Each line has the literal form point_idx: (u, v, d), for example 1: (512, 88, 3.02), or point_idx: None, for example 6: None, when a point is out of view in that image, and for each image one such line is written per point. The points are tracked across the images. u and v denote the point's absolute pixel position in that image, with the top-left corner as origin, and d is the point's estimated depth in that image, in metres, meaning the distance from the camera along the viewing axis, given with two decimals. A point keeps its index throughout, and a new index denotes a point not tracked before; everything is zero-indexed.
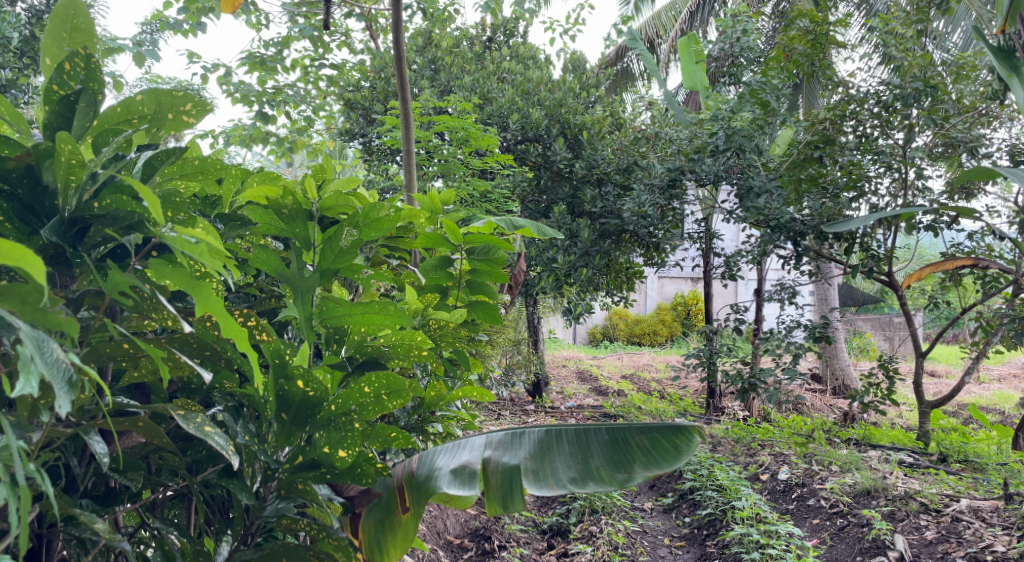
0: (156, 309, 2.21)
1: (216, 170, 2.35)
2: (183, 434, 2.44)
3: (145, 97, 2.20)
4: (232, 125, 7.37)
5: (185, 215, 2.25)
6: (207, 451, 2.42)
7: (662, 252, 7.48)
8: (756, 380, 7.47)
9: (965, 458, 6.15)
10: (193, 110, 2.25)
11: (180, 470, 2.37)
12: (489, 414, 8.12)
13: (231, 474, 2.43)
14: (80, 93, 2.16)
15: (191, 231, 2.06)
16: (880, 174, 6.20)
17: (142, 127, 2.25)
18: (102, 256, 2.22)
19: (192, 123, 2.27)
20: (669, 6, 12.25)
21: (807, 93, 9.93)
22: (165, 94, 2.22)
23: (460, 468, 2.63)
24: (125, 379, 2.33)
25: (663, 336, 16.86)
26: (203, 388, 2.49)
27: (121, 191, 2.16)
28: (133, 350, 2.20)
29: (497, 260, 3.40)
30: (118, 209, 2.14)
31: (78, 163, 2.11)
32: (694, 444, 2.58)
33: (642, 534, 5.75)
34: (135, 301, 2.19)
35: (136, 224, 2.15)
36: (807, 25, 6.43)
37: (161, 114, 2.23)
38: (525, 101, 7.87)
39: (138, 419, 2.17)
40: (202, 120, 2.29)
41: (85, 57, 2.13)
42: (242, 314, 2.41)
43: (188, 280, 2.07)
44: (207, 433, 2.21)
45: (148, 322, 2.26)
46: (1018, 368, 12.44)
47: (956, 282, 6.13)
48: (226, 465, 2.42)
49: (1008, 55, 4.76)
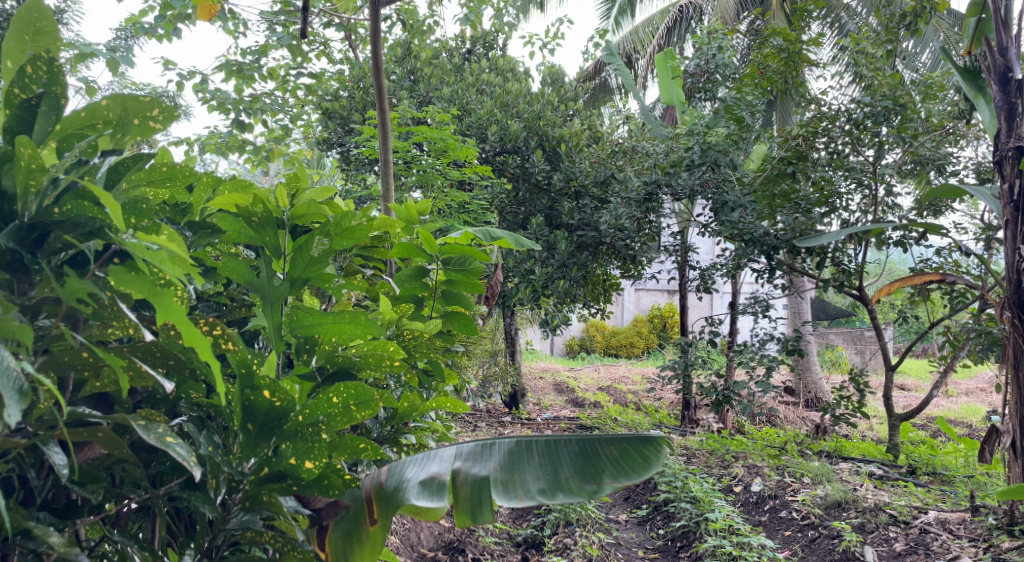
0: (116, 317, 2.21)
1: (184, 177, 2.38)
2: (146, 446, 2.45)
3: (110, 102, 2.22)
4: (208, 133, 7.31)
5: (150, 222, 2.24)
6: (170, 462, 2.43)
7: (639, 264, 7.54)
8: (730, 392, 7.51)
9: (933, 470, 6.23)
10: (159, 116, 2.27)
11: (142, 482, 2.37)
12: (465, 426, 8.11)
13: (194, 485, 2.44)
14: (41, 97, 2.17)
15: (152, 238, 2.11)
16: (851, 191, 6.40)
17: (107, 132, 2.27)
18: (62, 263, 2.21)
19: (159, 128, 2.28)
20: (647, 21, 12.39)
21: (781, 109, 10.09)
22: (132, 99, 2.24)
23: (429, 479, 2.64)
24: (86, 390, 2.32)
25: (639, 348, 16.94)
26: (168, 398, 2.50)
27: (82, 198, 2.18)
28: (92, 358, 2.19)
29: (474, 270, 3.42)
30: (80, 215, 2.17)
31: (38, 168, 2.11)
32: (662, 455, 2.60)
33: (616, 546, 5.78)
34: (94, 309, 2.19)
35: (96, 231, 2.18)
36: (780, 43, 6.52)
37: (127, 119, 2.26)
38: (504, 113, 7.91)
39: (98, 430, 2.18)
40: (170, 127, 2.30)
41: (48, 61, 2.16)
42: (207, 323, 2.43)
43: (150, 288, 2.11)
44: (168, 444, 2.22)
45: (109, 331, 2.26)
46: (985, 382, 12.63)
47: (924, 297, 6.22)
48: (189, 477, 2.43)
49: (975, 76, 4.82)
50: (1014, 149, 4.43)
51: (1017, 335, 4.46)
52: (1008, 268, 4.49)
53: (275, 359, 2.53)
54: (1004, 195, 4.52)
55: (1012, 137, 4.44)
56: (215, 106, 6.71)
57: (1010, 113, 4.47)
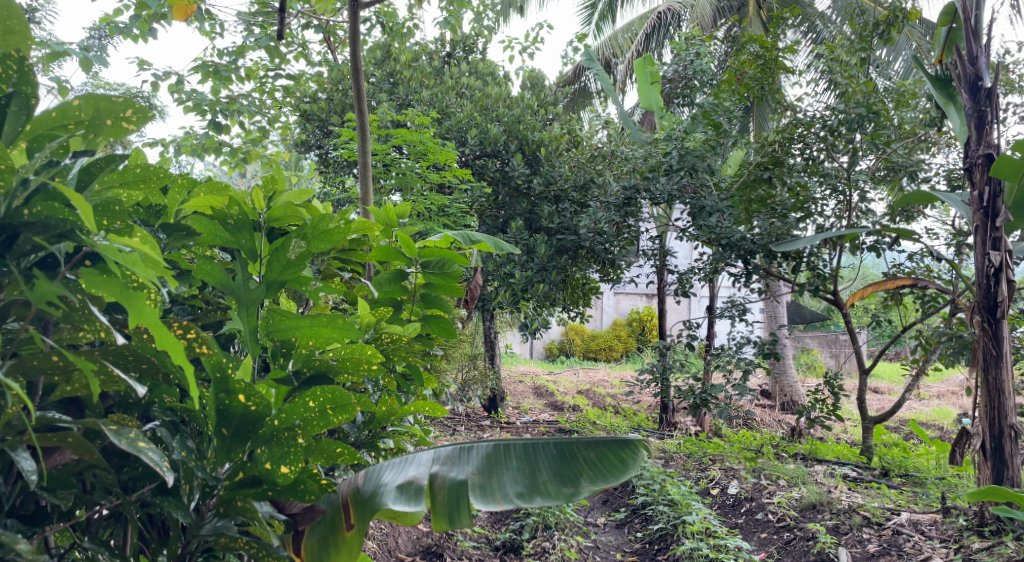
0: (87, 321, 2.24)
1: (157, 178, 2.42)
2: (118, 451, 2.47)
3: (82, 102, 2.26)
4: (183, 134, 7.26)
5: (122, 224, 2.29)
6: (143, 468, 2.44)
7: (618, 268, 7.60)
8: (707, 395, 7.56)
9: (906, 472, 6.32)
10: (133, 117, 2.30)
11: (114, 488, 2.38)
12: (444, 430, 8.10)
13: (167, 491, 2.45)
14: (12, 96, 2.20)
15: (124, 241, 2.13)
16: (826, 196, 6.40)
17: (79, 132, 2.30)
18: (31, 265, 2.23)
19: (132, 129, 2.31)
20: (625, 27, 12.46)
21: (758, 116, 10.17)
22: (104, 99, 2.26)
23: (407, 484, 2.67)
24: (56, 394, 2.33)
25: (618, 351, 16.99)
26: (141, 403, 2.52)
27: (53, 199, 2.20)
28: (63, 363, 2.24)
29: (452, 274, 3.43)
30: (50, 217, 2.19)
31: (8, 169, 2.15)
32: (639, 457, 2.63)
33: (594, 549, 5.81)
34: (64, 311, 2.22)
35: (67, 233, 2.20)
36: (757, 50, 6.62)
37: (99, 120, 2.28)
38: (483, 117, 7.93)
39: (68, 435, 2.21)
40: (143, 128, 2.33)
41: (18, 61, 2.18)
42: (181, 326, 2.42)
43: (121, 291, 2.14)
44: (141, 449, 2.24)
45: (81, 335, 2.28)
46: (956, 386, 12.80)
47: (897, 301, 6.31)
48: (161, 482, 2.44)
49: (945, 84, 4.91)
50: (984, 156, 4.52)
51: (986, 339, 4.54)
52: (977, 273, 4.57)
53: (250, 363, 2.55)
54: (974, 201, 4.60)
55: (981, 145, 4.53)
56: (191, 107, 6.68)
57: (980, 121, 4.55)
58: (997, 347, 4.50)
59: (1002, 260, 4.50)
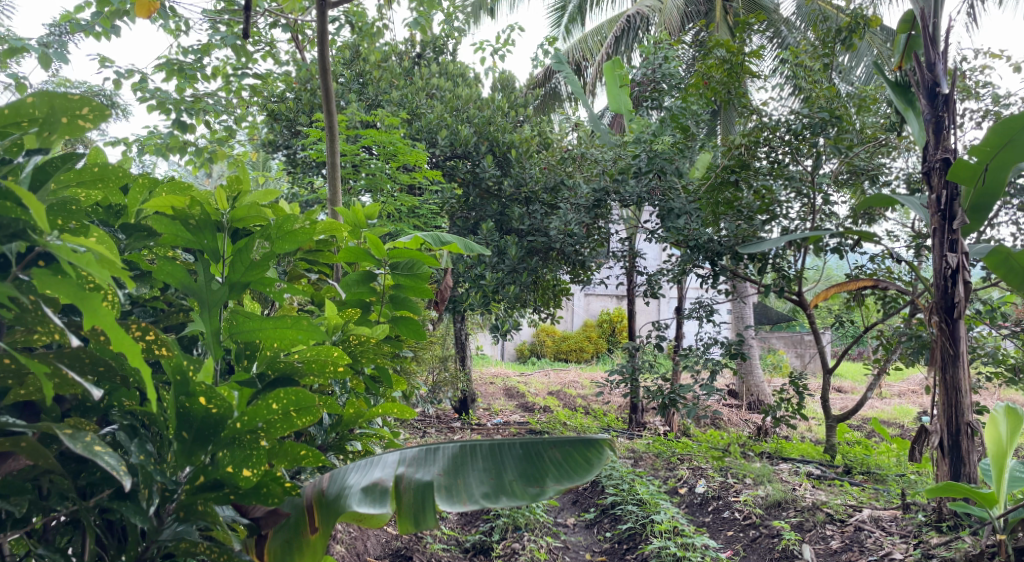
0: (40, 322, 2.38)
1: (115, 177, 2.55)
2: (75, 457, 2.56)
3: (37, 100, 2.36)
4: (147, 133, 7.20)
5: (77, 223, 2.48)
6: (100, 473, 2.56)
7: (588, 269, 7.66)
8: (676, 395, 7.63)
9: (867, 470, 6.46)
10: (89, 115, 2.42)
11: (70, 493, 2.48)
12: (414, 432, 8.07)
13: (124, 496, 2.54)
14: None
15: (77, 240, 2.27)
16: (790, 200, 6.56)
17: (32, 130, 2.41)
18: None
19: (88, 127, 2.43)
20: (595, 30, 12.51)
21: (725, 120, 10.30)
22: (59, 98, 2.38)
23: (372, 485, 2.73)
24: (10, 398, 2.45)
25: (589, 352, 17.09)
26: (99, 406, 2.62)
27: (6, 198, 2.32)
28: (17, 365, 2.39)
29: (421, 275, 3.46)
30: (3, 216, 2.31)
31: None
32: (604, 457, 2.68)
33: (564, 550, 5.87)
34: (18, 313, 2.36)
35: (19, 233, 2.33)
36: (723, 55, 6.66)
37: (54, 117, 2.40)
38: (454, 118, 7.95)
39: (22, 440, 2.33)
40: (99, 126, 2.45)
41: None
42: (140, 328, 2.56)
43: (75, 290, 2.28)
44: (98, 453, 2.36)
45: (35, 336, 2.43)
46: (917, 385, 13.03)
47: (859, 302, 6.45)
48: (119, 487, 2.55)
49: (904, 90, 5.04)
50: (942, 161, 4.64)
51: (944, 339, 4.64)
52: (936, 274, 4.67)
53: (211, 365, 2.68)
54: (932, 205, 4.71)
55: (939, 150, 4.65)
56: (155, 105, 6.63)
57: (937, 126, 4.68)
58: (954, 346, 4.61)
59: (960, 262, 4.60)
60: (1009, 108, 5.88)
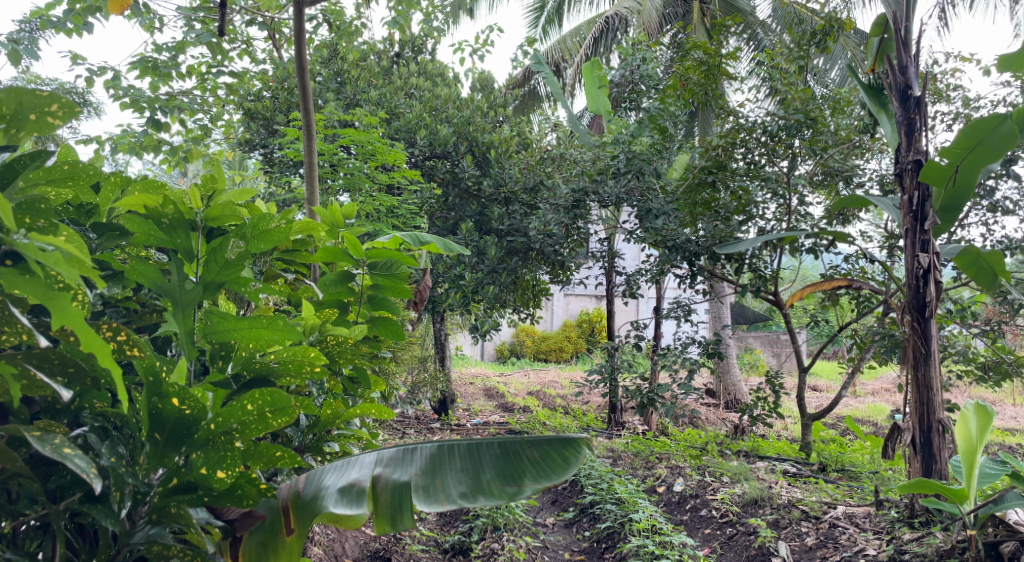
0: (8, 322, 2.44)
1: (85, 175, 2.59)
2: (45, 460, 2.59)
3: (6, 96, 2.39)
4: (121, 131, 7.15)
5: (46, 222, 2.46)
6: (70, 476, 2.56)
7: (568, 269, 7.69)
8: (654, 394, 7.66)
9: (842, 467, 6.54)
10: (58, 111, 2.45)
11: (40, 497, 2.50)
12: (394, 432, 8.04)
13: (95, 499, 2.55)
14: None
15: (45, 240, 2.27)
16: (766, 200, 6.63)
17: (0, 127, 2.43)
18: None
19: (58, 124, 2.46)
20: (574, 31, 12.52)
21: (703, 120, 10.36)
22: (27, 95, 2.41)
23: (349, 486, 2.75)
24: None
25: (569, 352, 17.16)
26: (70, 409, 2.64)
27: None
28: None
29: (400, 275, 3.48)
30: None
31: None
32: (582, 455, 2.71)
33: (543, 549, 5.89)
34: None
35: None
36: (701, 56, 6.70)
37: (23, 114, 2.43)
38: (433, 118, 7.94)
39: None
40: (67, 124, 2.48)
41: None
42: (110, 329, 2.56)
43: (42, 289, 2.30)
44: (67, 456, 2.38)
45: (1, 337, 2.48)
46: (891, 383, 13.18)
47: (834, 302, 6.52)
48: (89, 490, 2.55)
49: (877, 92, 5.10)
50: (913, 162, 4.71)
51: (916, 338, 4.71)
52: (908, 274, 4.74)
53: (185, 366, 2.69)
54: (904, 206, 4.77)
55: (911, 151, 4.71)
56: (128, 103, 6.59)
57: (909, 128, 4.74)
58: (926, 345, 4.67)
59: (931, 262, 4.66)
60: (978, 111, 5.98)
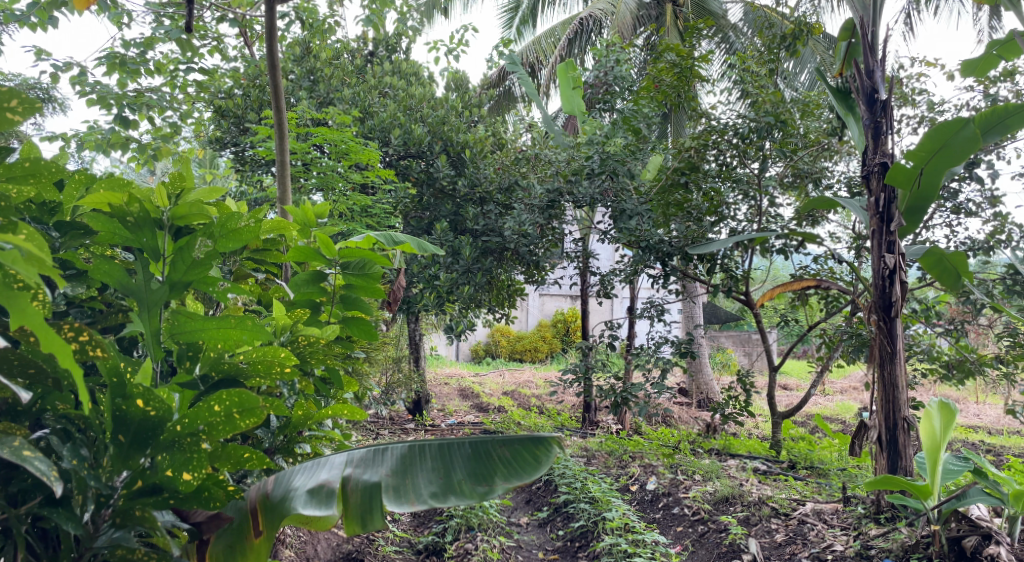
0: None
1: (47, 172, 2.59)
2: (6, 464, 2.59)
3: None
4: (87, 128, 7.07)
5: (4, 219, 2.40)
6: (31, 480, 2.57)
7: (542, 269, 7.71)
8: (628, 394, 7.70)
9: (811, 464, 6.62)
10: (19, 108, 2.45)
11: None
12: (367, 433, 8.02)
13: (56, 502, 2.56)
14: None
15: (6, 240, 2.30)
16: (738, 201, 6.71)
17: None
18: None
19: (18, 120, 2.46)
20: (549, 32, 12.54)
21: (675, 122, 10.44)
22: None
23: (318, 487, 2.76)
24: None
25: (544, 352, 17.23)
26: (32, 410, 2.64)
27: None
28: None
29: (374, 275, 3.49)
30: None
31: None
32: (552, 454, 2.73)
33: (517, 549, 5.92)
34: None
35: None
36: (674, 58, 6.76)
37: None
38: (407, 117, 7.91)
39: None
40: (28, 120, 2.48)
41: None
42: (72, 329, 2.55)
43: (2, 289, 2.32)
44: (26, 458, 2.39)
45: None
46: (859, 382, 13.35)
47: (803, 302, 6.60)
48: (50, 494, 2.56)
49: (845, 96, 5.14)
50: (880, 164, 4.78)
51: (883, 337, 4.79)
52: (874, 275, 4.81)
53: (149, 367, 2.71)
54: (871, 207, 4.85)
55: (877, 154, 4.80)
56: (95, 100, 6.53)
57: (876, 131, 4.82)
58: (891, 344, 4.75)
59: (897, 262, 4.74)
60: (943, 114, 6.08)
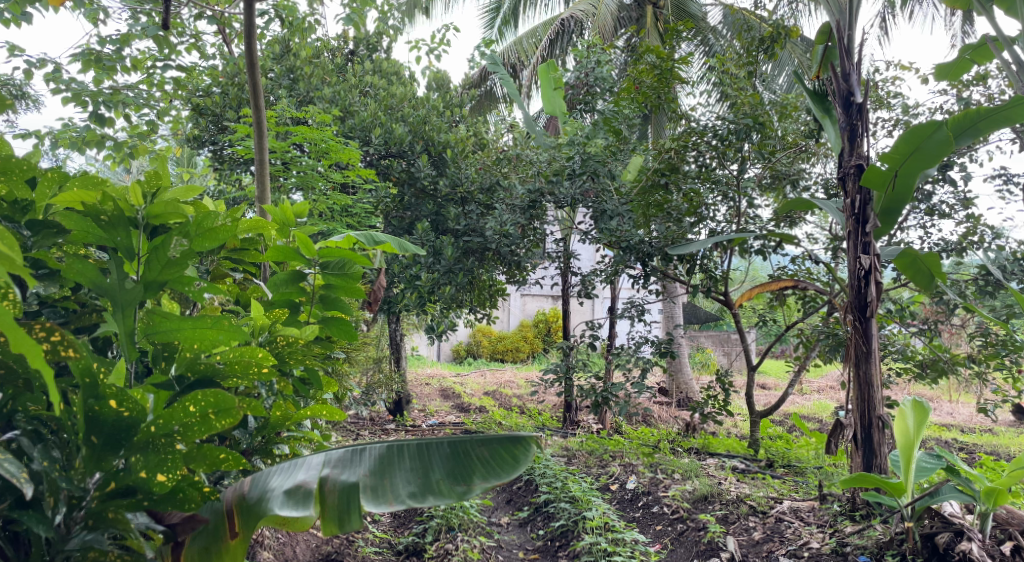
0: None
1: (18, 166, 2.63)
2: None
3: None
4: (63, 126, 7.00)
5: None
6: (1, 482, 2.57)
7: (523, 269, 7.71)
8: (608, 394, 7.72)
9: (788, 463, 6.68)
10: None
11: None
12: (347, 433, 8.00)
13: (27, 504, 2.56)
14: None
15: None
16: (717, 203, 6.75)
17: None
18: None
19: None
20: (530, 32, 12.55)
21: (656, 123, 10.49)
22: None
23: (296, 488, 2.76)
24: None
25: (525, 352, 17.26)
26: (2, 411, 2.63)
27: None
28: None
29: (353, 274, 3.48)
30: None
31: None
32: (530, 453, 2.75)
33: (498, 548, 5.92)
34: None
35: None
36: (654, 60, 6.78)
37: None
38: (388, 117, 7.86)
39: None
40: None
41: None
42: (43, 329, 2.53)
43: None
44: None
45: None
46: (836, 381, 13.45)
47: (781, 302, 6.65)
48: (21, 496, 2.57)
49: (822, 98, 5.17)
50: (856, 167, 4.83)
51: (858, 337, 4.84)
52: (851, 275, 4.85)
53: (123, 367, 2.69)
54: (847, 208, 4.89)
55: (853, 156, 4.85)
56: (70, 97, 6.48)
57: (852, 133, 4.88)
58: (866, 343, 4.80)
59: (872, 263, 4.78)
60: (917, 118, 6.15)
